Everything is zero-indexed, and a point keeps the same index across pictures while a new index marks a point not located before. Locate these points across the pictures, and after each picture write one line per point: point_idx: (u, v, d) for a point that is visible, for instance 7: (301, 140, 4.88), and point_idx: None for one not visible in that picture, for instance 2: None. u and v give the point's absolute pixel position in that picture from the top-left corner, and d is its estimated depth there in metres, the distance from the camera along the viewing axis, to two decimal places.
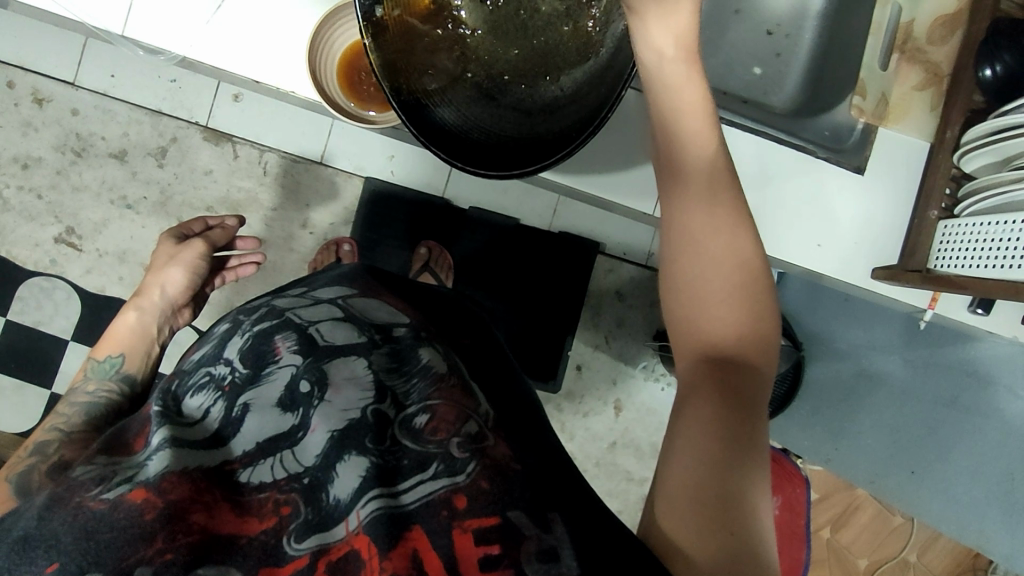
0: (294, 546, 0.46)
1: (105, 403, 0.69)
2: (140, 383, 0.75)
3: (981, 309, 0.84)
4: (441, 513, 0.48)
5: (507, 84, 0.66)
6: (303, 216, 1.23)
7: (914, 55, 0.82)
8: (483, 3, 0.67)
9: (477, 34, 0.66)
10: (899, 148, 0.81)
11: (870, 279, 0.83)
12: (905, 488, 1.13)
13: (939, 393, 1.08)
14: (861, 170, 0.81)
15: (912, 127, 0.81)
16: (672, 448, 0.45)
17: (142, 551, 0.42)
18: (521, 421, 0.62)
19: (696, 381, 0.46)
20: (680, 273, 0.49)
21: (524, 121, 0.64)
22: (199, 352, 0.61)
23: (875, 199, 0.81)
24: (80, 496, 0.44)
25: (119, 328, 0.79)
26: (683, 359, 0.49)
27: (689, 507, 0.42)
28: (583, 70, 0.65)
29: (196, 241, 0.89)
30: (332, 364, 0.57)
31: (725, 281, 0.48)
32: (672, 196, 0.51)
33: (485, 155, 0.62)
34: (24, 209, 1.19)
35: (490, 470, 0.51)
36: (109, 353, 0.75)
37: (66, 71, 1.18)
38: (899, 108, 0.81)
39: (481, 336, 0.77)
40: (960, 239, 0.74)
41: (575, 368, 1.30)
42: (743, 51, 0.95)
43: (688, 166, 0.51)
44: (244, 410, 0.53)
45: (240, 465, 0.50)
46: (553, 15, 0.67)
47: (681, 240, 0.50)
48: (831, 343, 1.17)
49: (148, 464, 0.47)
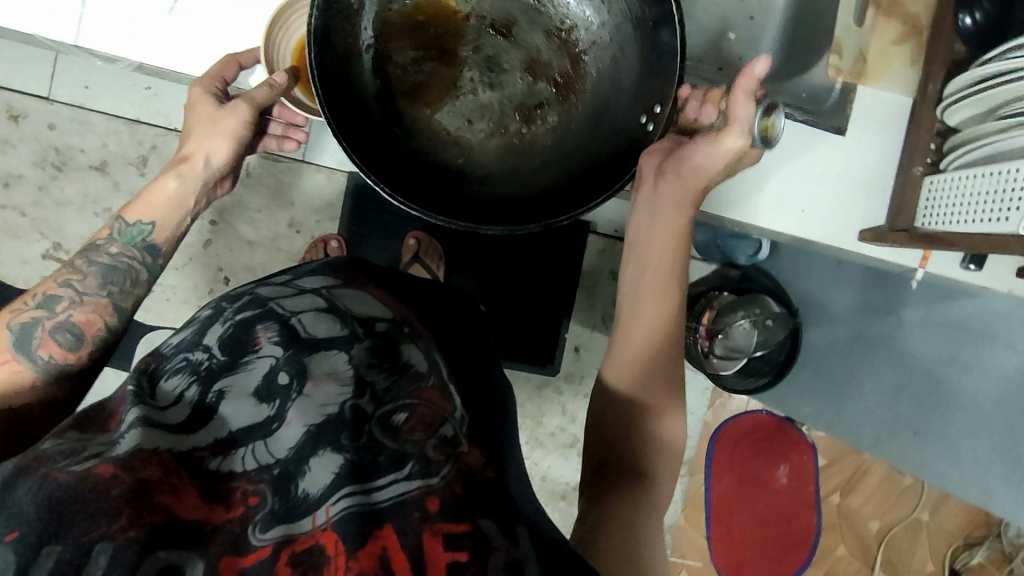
0: (258, 536, 0.45)
1: (124, 273, 0.66)
2: (162, 258, 0.69)
3: (973, 265, 0.82)
4: (413, 515, 0.48)
5: (412, 127, 0.65)
6: (288, 215, 1.24)
7: (891, 8, 0.79)
8: (423, 49, 0.64)
9: (403, 63, 0.64)
10: (881, 105, 0.79)
11: (859, 242, 0.82)
12: (911, 448, 1.07)
13: (934, 352, 1.01)
14: (843, 132, 0.79)
15: (892, 82, 0.79)
16: (618, 488, 0.71)
17: (105, 526, 0.40)
18: (487, 418, 0.65)
19: (628, 437, 0.74)
20: (629, 355, 0.75)
21: (422, 172, 0.65)
22: (179, 336, 0.60)
23: (857, 155, 0.80)
24: (47, 467, 0.42)
25: (155, 196, 0.68)
26: (620, 412, 0.75)
27: (607, 502, 0.70)
28: (494, 161, 0.67)
29: (238, 104, 0.68)
30: (313, 359, 0.57)
31: (651, 367, 0.75)
32: (636, 297, 0.76)
33: (404, 189, 0.63)
34: (9, 227, 1.19)
35: (463, 475, 0.53)
36: (140, 218, 0.68)
37: (40, 86, 1.17)
38: (878, 64, 0.79)
39: (462, 330, 0.77)
40: (946, 194, 0.73)
41: (573, 349, 1.32)
42: None
43: (643, 269, 0.76)
44: (219, 397, 0.52)
45: (210, 453, 0.48)
46: (488, 106, 0.66)
47: (633, 331, 0.76)
48: (825, 307, 1.18)
49: (120, 442, 0.46)
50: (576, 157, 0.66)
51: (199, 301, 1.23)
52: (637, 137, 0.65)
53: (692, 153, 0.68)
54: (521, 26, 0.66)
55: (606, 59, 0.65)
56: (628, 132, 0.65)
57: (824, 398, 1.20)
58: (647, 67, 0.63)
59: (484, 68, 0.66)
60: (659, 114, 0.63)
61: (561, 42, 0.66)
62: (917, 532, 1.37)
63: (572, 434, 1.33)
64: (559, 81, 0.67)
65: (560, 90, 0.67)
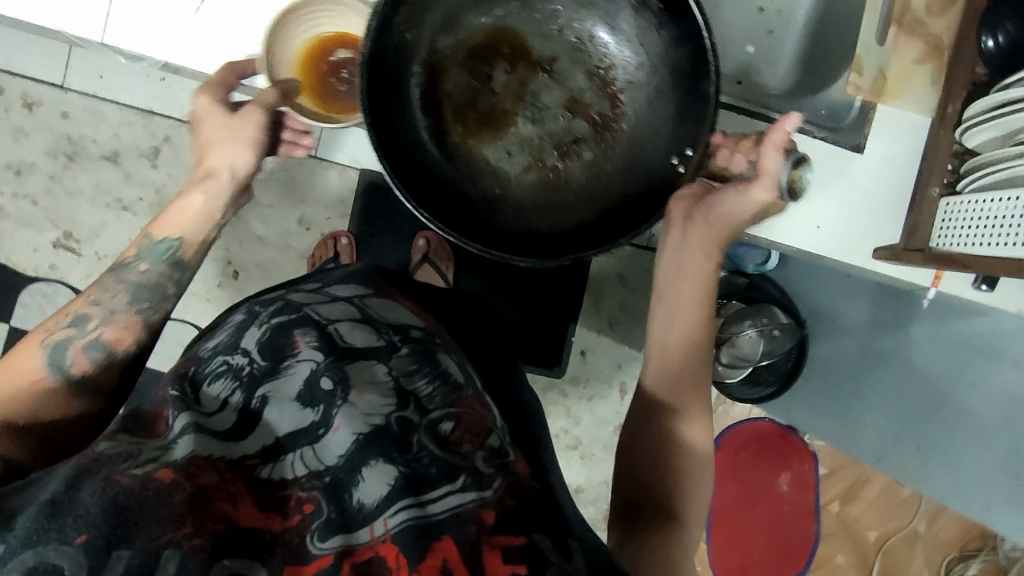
0: (317, 545, 0.45)
1: (152, 288, 0.67)
2: (190, 272, 0.71)
3: (984, 286, 0.82)
4: (470, 527, 0.48)
5: (452, 154, 0.69)
6: (299, 211, 1.24)
7: (914, 28, 0.78)
8: (468, 85, 0.69)
9: (447, 96, 0.69)
10: (901, 124, 0.80)
11: (871, 260, 0.82)
12: (915, 465, 1.09)
13: (943, 367, 1.01)
14: (860, 150, 0.80)
15: (913, 101, 0.79)
16: (649, 524, 0.67)
17: (171, 532, 0.42)
18: (521, 437, 0.66)
19: (660, 471, 0.71)
20: (654, 391, 0.74)
21: (461, 200, 0.68)
22: (216, 341, 0.61)
23: (875, 172, 0.80)
24: (109, 470, 0.45)
25: (180, 210, 0.70)
26: (648, 445, 0.72)
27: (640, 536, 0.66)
28: (529, 192, 0.69)
29: (251, 109, 0.69)
30: (354, 367, 0.57)
31: (680, 399, 0.73)
32: (664, 334, 0.75)
33: (445, 215, 0.66)
34: (21, 215, 1.20)
35: (514, 487, 0.53)
36: (168, 233, 0.69)
37: (55, 73, 1.17)
38: (898, 84, 0.78)
39: (483, 333, 0.79)
40: (963, 215, 0.72)
41: (579, 353, 1.32)
42: (733, 35, 0.94)
43: (671, 303, 0.75)
44: (263, 402, 0.54)
45: (261, 461, 0.50)
46: (528, 140, 0.69)
47: (658, 366, 0.75)
48: (834, 318, 1.18)
49: (174, 447, 0.48)
50: (608, 195, 0.69)
51: (207, 294, 1.23)
52: (664, 176, 0.66)
53: (721, 200, 0.70)
54: (563, 63, 0.69)
55: (640, 100, 0.68)
56: (658, 171, 0.66)
57: (828, 419, 1.23)
58: (681, 112, 0.65)
59: (525, 102, 0.69)
60: (690, 158, 0.64)
61: (600, 82, 0.69)
62: (914, 543, 1.38)
63: (575, 437, 1.33)
64: (597, 120, 0.69)
65: (596, 127, 0.69)
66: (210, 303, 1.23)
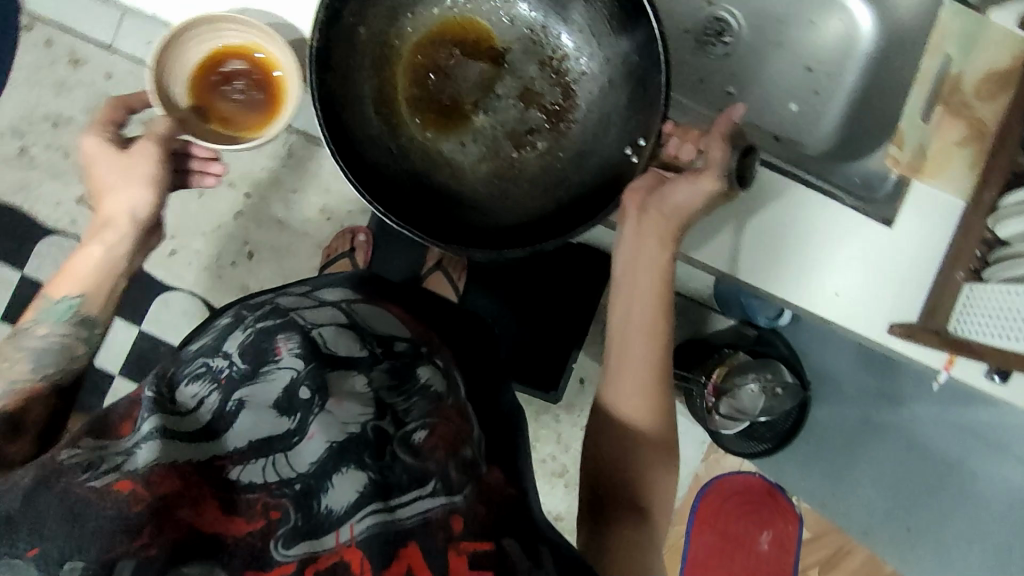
0: (281, 551, 0.45)
1: (58, 352, 0.63)
2: (100, 328, 0.67)
3: (997, 377, 0.80)
4: (438, 534, 0.49)
5: (405, 146, 0.71)
6: (322, 201, 1.24)
7: (959, 109, 0.78)
8: (422, 75, 0.73)
9: (399, 88, 0.72)
10: (931, 205, 0.79)
11: (886, 335, 0.80)
12: (899, 539, 1.13)
13: (945, 450, 1.03)
14: (889, 224, 0.79)
15: (947, 183, 0.78)
16: (614, 529, 0.69)
17: (126, 543, 0.41)
18: (501, 449, 0.65)
19: (628, 476, 0.72)
20: (613, 399, 0.73)
21: (416, 192, 0.70)
22: (199, 344, 0.60)
23: (900, 250, 0.79)
24: (67, 481, 0.43)
25: (79, 265, 0.67)
26: (612, 447, 0.73)
27: (608, 539, 0.69)
28: (484, 182, 0.72)
29: (142, 143, 0.68)
30: (334, 376, 0.55)
31: (644, 404, 0.72)
32: (623, 339, 0.73)
33: (395, 204, 0.68)
34: (49, 167, 1.21)
35: (484, 494, 0.56)
36: (67, 292, 0.65)
37: (103, 34, 1.16)
38: (938, 162, 0.78)
39: (466, 343, 0.78)
40: (987, 304, 0.72)
41: (578, 380, 1.31)
42: (779, 88, 0.96)
43: (630, 307, 0.74)
44: (239, 407, 0.51)
45: (231, 461, 0.48)
46: (482, 130, 0.73)
47: (615, 375, 0.73)
48: (839, 384, 1.15)
49: (137, 453, 0.46)
50: (561, 187, 0.71)
51: (219, 270, 1.24)
52: (619, 168, 0.68)
53: (674, 188, 0.69)
54: (515, 54, 0.74)
55: (592, 91, 0.72)
56: (612, 163, 0.68)
57: (822, 484, 1.20)
58: (631, 104, 0.68)
59: (480, 94, 0.73)
60: (642, 148, 0.66)
61: (552, 71, 0.73)
62: None
63: (561, 464, 1.32)
64: (551, 110, 0.73)
65: (550, 118, 0.72)
66: (221, 279, 1.24)
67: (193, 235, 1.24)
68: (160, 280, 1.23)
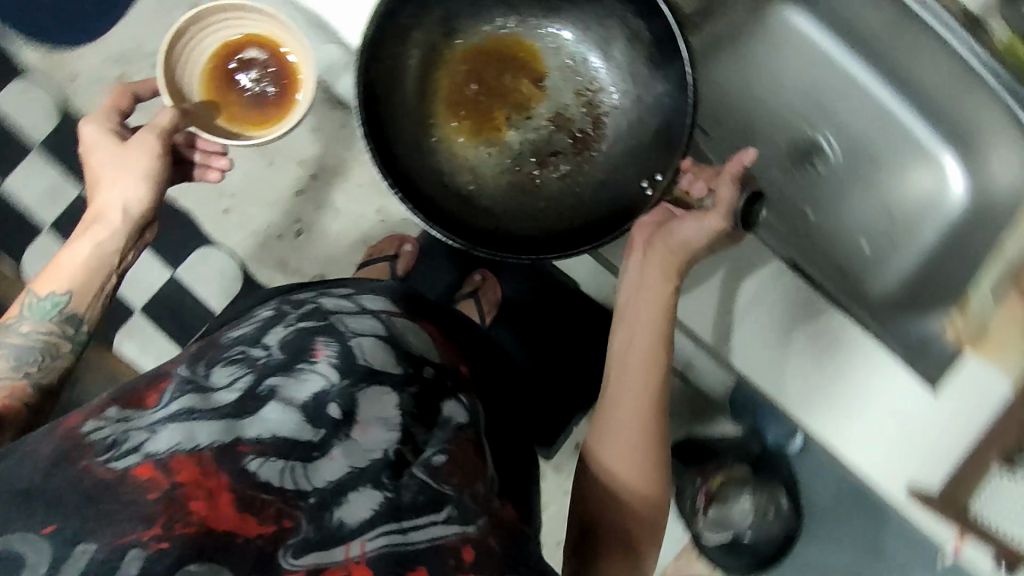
0: (289, 560, 0.43)
1: (41, 351, 0.61)
2: (86, 325, 0.64)
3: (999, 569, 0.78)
4: (448, 562, 0.47)
5: (433, 146, 0.77)
6: (381, 202, 1.26)
7: None
8: (464, 86, 0.79)
9: (439, 94, 0.78)
10: (976, 382, 0.75)
11: (904, 500, 0.75)
12: None
13: None
14: (934, 391, 0.75)
15: (1000, 364, 0.75)
16: None
17: (140, 531, 0.41)
18: (511, 486, 0.64)
19: (612, 526, 0.65)
20: (598, 440, 0.65)
21: (438, 188, 0.75)
22: (239, 331, 0.59)
23: (942, 417, 0.75)
24: (87, 460, 0.43)
25: (64, 260, 0.64)
26: (596, 490, 0.65)
27: None
28: (501, 194, 0.78)
29: (142, 136, 0.68)
30: (366, 396, 0.55)
31: (635, 451, 0.64)
32: (616, 376, 0.66)
33: (415, 196, 0.71)
34: None
35: (498, 529, 0.52)
36: (52, 289, 0.62)
37: None
38: (998, 339, 0.75)
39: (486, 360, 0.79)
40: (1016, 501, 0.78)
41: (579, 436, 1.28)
42: (860, 227, 0.99)
43: (629, 340, 0.67)
44: (268, 395, 0.51)
45: (250, 450, 0.48)
46: (510, 146, 0.80)
47: (605, 416, 0.65)
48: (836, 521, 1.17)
49: (158, 433, 0.46)
50: (574, 208, 0.77)
51: (263, 239, 1.26)
52: (634, 201, 0.73)
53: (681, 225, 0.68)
54: (555, 81, 0.81)
55: (619, 126, 0.78)
56: (628, 197, 0.74)
57: None
58: (654, 144, 0.74)
59: (514, 111, 0.80)
60: (659, 183, 0.71)
61: (585, 101, 0.80)
62: None
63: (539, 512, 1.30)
64: (577, 137, 0.79)
65: (576, 143, 0.79)
66: (263, 248, 1.26)
67: (251, 200, 1.26)
68: (208, 233, 1.26)
